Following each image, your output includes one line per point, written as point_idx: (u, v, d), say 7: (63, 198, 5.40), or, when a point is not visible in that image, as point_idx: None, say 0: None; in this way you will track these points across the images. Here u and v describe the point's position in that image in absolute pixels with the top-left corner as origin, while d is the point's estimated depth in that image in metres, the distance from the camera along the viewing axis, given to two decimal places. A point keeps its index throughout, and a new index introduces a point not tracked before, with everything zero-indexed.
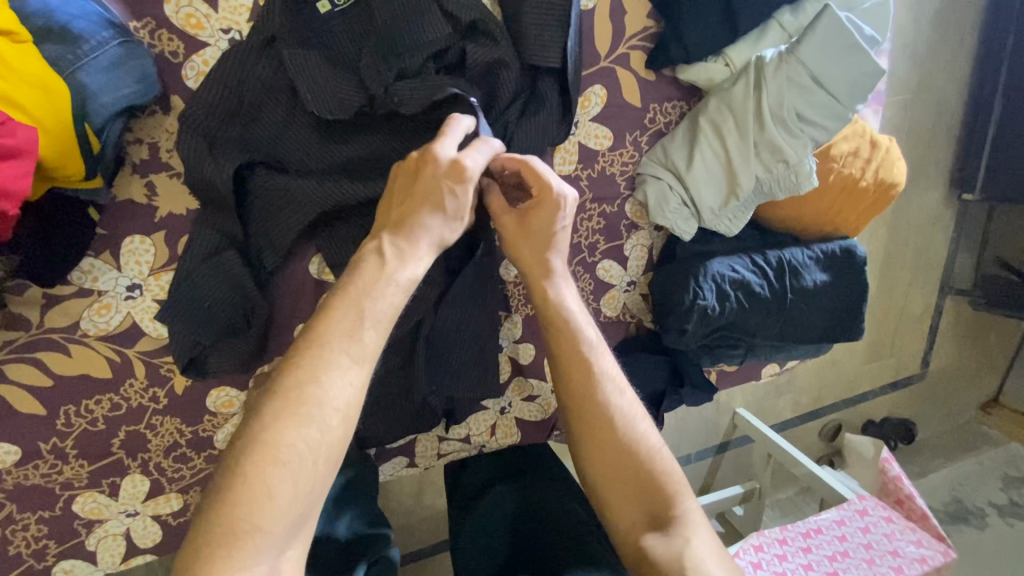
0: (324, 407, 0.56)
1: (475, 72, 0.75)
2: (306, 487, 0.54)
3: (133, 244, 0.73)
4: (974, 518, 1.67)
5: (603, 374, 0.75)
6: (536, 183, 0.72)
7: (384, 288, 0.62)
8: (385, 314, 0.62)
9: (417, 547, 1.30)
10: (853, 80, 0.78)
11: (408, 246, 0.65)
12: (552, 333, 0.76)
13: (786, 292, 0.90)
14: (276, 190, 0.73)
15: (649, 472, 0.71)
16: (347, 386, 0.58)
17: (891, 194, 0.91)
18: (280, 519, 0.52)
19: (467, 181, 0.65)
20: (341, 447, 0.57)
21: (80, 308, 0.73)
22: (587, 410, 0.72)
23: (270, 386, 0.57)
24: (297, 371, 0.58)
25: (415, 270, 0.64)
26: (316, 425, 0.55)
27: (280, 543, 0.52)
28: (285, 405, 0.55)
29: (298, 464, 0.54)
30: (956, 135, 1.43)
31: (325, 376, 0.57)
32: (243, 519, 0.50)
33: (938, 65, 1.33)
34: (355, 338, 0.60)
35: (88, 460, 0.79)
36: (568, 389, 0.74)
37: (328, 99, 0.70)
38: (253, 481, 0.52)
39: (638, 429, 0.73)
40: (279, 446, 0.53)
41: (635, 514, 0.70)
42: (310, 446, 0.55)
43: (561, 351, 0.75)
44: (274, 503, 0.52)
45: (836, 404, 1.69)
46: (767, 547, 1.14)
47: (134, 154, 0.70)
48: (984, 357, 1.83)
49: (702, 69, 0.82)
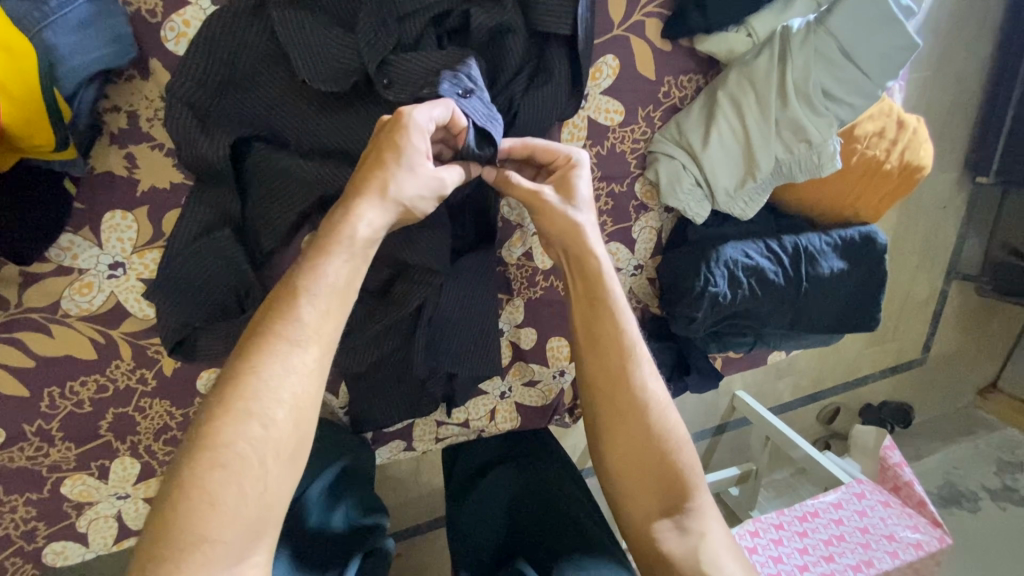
0: (259, 399, 0.54)
1: (480, 38, 0.69)
2: (255, 489, 0.52)
3: (114, 220, 0.68)
4: (967, 502, 1.67)
5: (640, 359, 0.72)
6: (557, 158, 0.71)
7: (321, 264, 0.59)
8: (324, 288, 0.59)
9: (414, 525, 1.30)
10: (884, 54, 0.73)
11: (349, 202, 0.60)
12: (590, 312, 0.72)
13: (801, 280, 0.86)
14: (270, 166, 0.68)
15: (673, 463, 0.69)
16: (291, 375, 0.55)
17: (917, 178, 0.85)
18: (230, 529, 0.50)
19: (405, 126, 0.59)
20: (291, 443, 0.55)
21: (59, 287, 0.69)
22: (621, 393, 0.70)
23: (230, 382, 0.54)
24: (256, 363, 0.55)
25: (356, 230, 0.60)
26: (255, 420, 0.53)
27: (237, 550, 0.50)
28: (221, 402, 0.53)
29: (240, 465, 0.52)
30: (975, 116, 1.37)
31: (264, 365, 0.55)
32: (185, 530, 0.48)
33: (961, 40, 1.26)
34: (291, 322, 0.57)
35: (74, 442, 0.76)
36: (601, 371, 0.71)
37: (320, 66, 0.64)
38: (195, 489, 0.50)
39: (669, 419, 0.71)
40: (217, 448, 0.52)
41: (652, 505, 0.68)
42: (252, 445, 0.53)
43: (600, 329, 0.72)
44: (218, 511, 0.50)
45: (835, 387, 1.67)
46: (764, 532, 1.14)
47: (112, 123, 0.65)
48: (986, 342, 1.80)
49: (722, 39, 0.77)
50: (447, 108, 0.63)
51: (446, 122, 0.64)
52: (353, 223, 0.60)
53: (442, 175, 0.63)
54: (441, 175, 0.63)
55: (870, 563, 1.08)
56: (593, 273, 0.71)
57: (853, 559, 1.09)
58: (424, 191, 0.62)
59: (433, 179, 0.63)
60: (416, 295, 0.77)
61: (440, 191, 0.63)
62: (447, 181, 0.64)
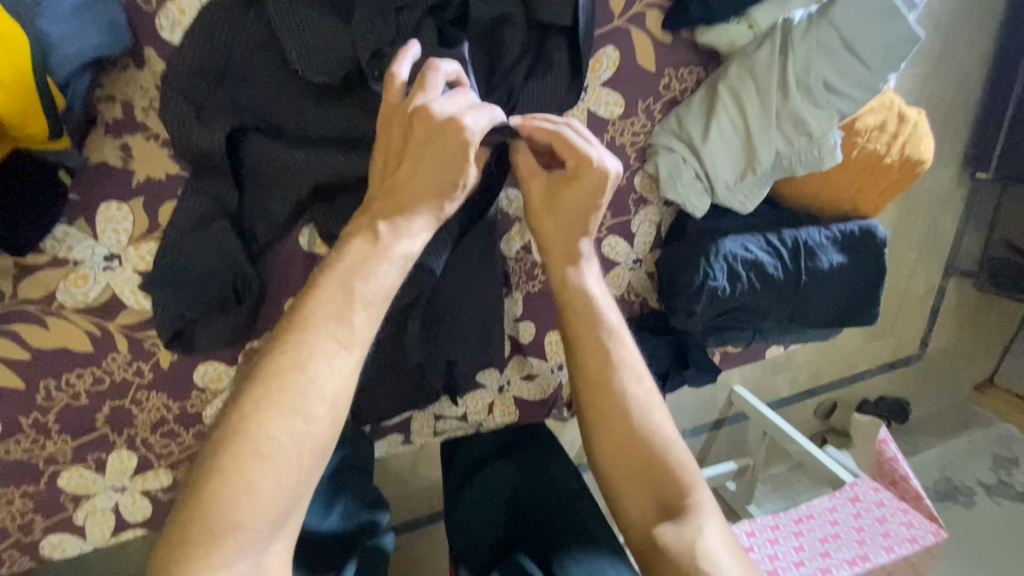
0: (307, 397, 0.55)
1: (478, 29, 0.68)
2: (289, 481, 0.53)
3: (110, 211, 0.68)
4: (962, 497, 1.68)
5: (619, 360, 0.73)
6: (571, 156, 0.67)
7: (374, 267, 0.60)
8: (373, 294, 0.60)
9: (412, 518, 1.30)
10: (886, 46, 0.73)
11: (404, 215, 0.62)
12: (568, 318, 0.74)
13: (801, 274, 0.86)
14: (266, 156, 0.67)
15: (663, 461, 0.70)
16: (336, 373, 0.57)
17: (917, 172, 0.85)
18: (262, 518, 0.52)
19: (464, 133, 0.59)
20: (326, 439, 0.56)
21: (55, 278, 0.68)
22: (602, 397, 0.71)
23: (278, 375, 0.55)
24: (303, 360, 0.56)
25: (398, 243, 0.61)
26: (300, 416, 0.54)
27: (263, 537, 0.52)
28: (270, 396, 0.54)
29: (279, 457, 0.53)
30: (974, 111, 1.36)
31: (312, 364, 0.56)
32: (220, 517, 0.50)
33: (961, 35, 1.26)
34: (344, 325, 0.58)
35: (71, 435, 0.76)
36: (581, 375, 0.73)
37: (315, 55, 0.63)
38: (234, 476, 0.51)
39: (653, 418, 0.72)
40: (259, 439, 0.53)
41: (646, 503, 0.69)
42: (293, 438, 0.54)
43: (578, 337, 0.73)
44: (254, 498, 0.52)
45: (833, 382, 1.68)
46: (760, 532, 1.16)
47: (106, 113, 0.65)
48: (983, 338, 1.80)
49: (723, 30, 0.76)
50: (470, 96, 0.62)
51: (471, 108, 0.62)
52: (409, 238, 0.62)
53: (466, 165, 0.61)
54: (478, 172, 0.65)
55: (867, 557, 1.09)
56: (570, 282, 0.74)
57: (849, 554, 1.10)
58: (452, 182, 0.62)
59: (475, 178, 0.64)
60: (415, 288, 0.77)
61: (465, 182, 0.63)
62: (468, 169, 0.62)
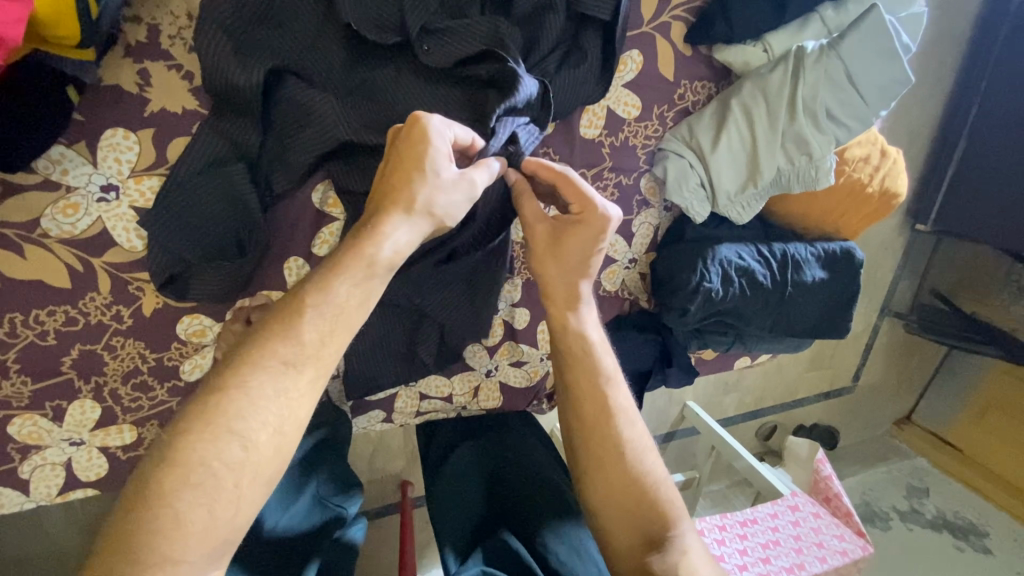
0: (244, 421, 0.53)
1: (521, 12, 0.70)
2: (224, 515, 0.51)
3: (115, 138, 0.64)
4: (879, 521, 1.81)
5: (619, 406, 0.78)
6: (577, 202, 0.70)
7: (334, 282, 0.57)
8: (331, 308, 0.57)
9: (367, 508, 1.27)
10: (882, 86, 0.81)
11: (376, 221, 0.58)
12: (571, 361, 0.79)
13: (786, 285, 0.92)
14: (299, 103, 0.65)
15: (653, 499, 0.75)
16: (279, 397, 0.55)
17: (891, 204, 0.94)
18: (196, 549, 0.50)
19: (427, 134, 0.58)
20: (269, 469, 0.54)
21: (41, 203, 0.63)
22: (599, 439, 0.77)
23: (219, 393, 0.53)
24: (245, 378, 0.54)
25: (380, 251, 0.58)
26: (238, 442, 0.52)
27: (198, 568, 0.50)
28: (202, 419, 0.52)
29: (213, 486, 0.51)
30: (921, 166, 1.50)
31: (255, 386, 0.54)
32: (148, 553, 0.48)
33: (916, 97, 1.40)
34: (290, 341, 0.56)
35: (32, 376, 0.70)
36: (582, 417, 0.78)
37: (364, 13, 0.64)
38: (164, 506, 0.49)
39: (648, 459, 0.77)
40: (192, 466, 0.50)
41: (634, 536, 0.73)
42: (228, 467, 0.52)
43: (582, 378, 0.78)
44: (183, 530, 0.49)
45: (774, 406, 1.78)
46: (708, 531, 1.21)
47: (130, 35, 0.62)
48: (906, 378, 1.96)
49: (741, 50, 0.81)
50: (467, 129, 0.63)
51: (465, 142, 0.63)
52: (379, 241, 0.58)
53: (471, 177, 0.61)
54: (472, 177, 0.61)
55: (802, 566, 1.15)
56: (571, 326, 0.77)
57: (787, 561, 1.16)
58: (458, 198, 0.61)
59: (462, 183, 0.61)
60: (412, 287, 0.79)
61: (472, 195, 0.61)
62: (478, 180, 0.62)
